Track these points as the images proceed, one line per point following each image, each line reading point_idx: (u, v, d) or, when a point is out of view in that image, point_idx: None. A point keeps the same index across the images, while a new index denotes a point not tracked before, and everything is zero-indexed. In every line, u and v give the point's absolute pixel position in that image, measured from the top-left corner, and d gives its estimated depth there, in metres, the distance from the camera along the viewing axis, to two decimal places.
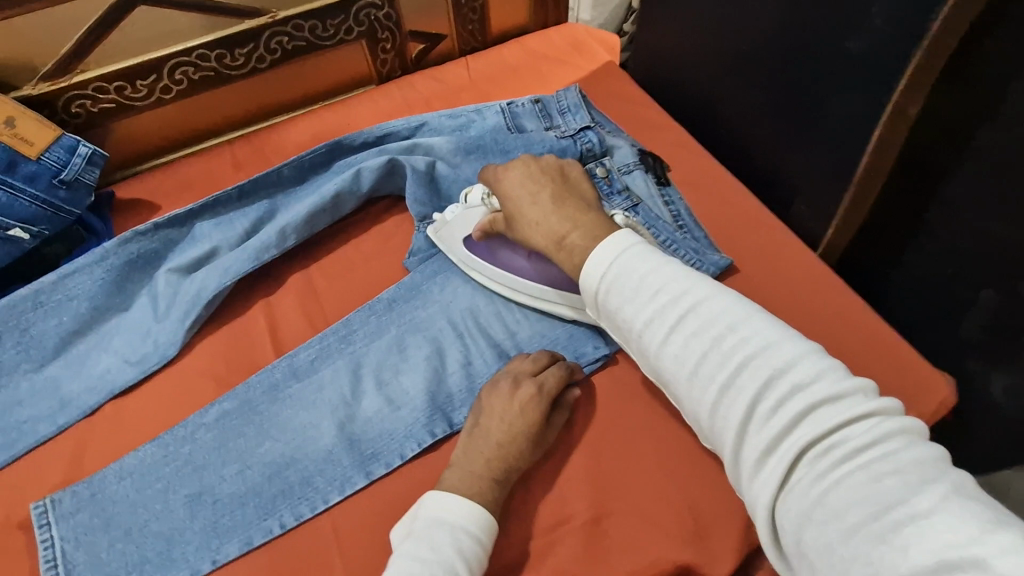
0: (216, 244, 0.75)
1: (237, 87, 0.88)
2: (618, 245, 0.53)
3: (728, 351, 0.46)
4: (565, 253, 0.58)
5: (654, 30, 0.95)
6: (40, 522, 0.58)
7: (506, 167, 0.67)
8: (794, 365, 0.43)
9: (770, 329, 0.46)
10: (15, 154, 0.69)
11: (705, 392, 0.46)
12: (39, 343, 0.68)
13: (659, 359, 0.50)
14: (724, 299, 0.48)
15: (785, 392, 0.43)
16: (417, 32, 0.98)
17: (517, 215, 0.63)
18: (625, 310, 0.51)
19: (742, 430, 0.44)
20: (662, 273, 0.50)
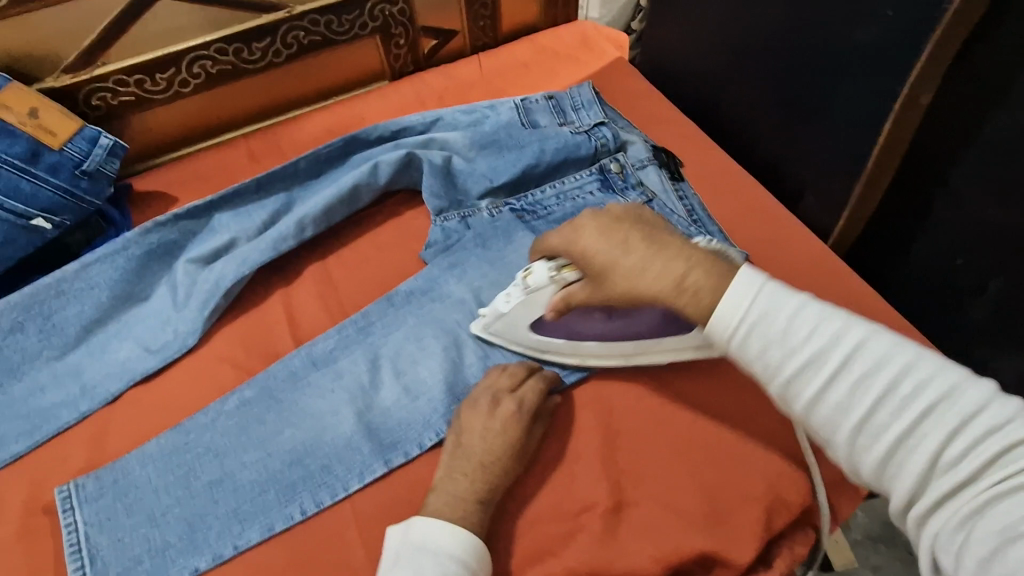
0: (233, 235, 0.75)
1: (253, 82, 0.89)
2: (748, 283, 0.47)
3: (903, 397, 0.41)
4: (689, 298, 0.49)
5: (663, 27, 0.96)
6: (63, 507, 0.59)
7: (579, 218, 0.57)
8: (982, 408, 0.39)
9: (943, 369, 0.42)
10: (39, 144, 0.70)
11: (875, 441, 0.42)
12: (60, 332, 0.69)
13: (813, 409, 0.45)
14: (889, 337, 0.44)
15: (973, 436, 0.39)
16: (430, 28, 0.99)
17: (613, 263, 0.53)
18: (770, 357, 0.45)
19: (922, 477, 0.40)
20: (811, 312, 0.45)
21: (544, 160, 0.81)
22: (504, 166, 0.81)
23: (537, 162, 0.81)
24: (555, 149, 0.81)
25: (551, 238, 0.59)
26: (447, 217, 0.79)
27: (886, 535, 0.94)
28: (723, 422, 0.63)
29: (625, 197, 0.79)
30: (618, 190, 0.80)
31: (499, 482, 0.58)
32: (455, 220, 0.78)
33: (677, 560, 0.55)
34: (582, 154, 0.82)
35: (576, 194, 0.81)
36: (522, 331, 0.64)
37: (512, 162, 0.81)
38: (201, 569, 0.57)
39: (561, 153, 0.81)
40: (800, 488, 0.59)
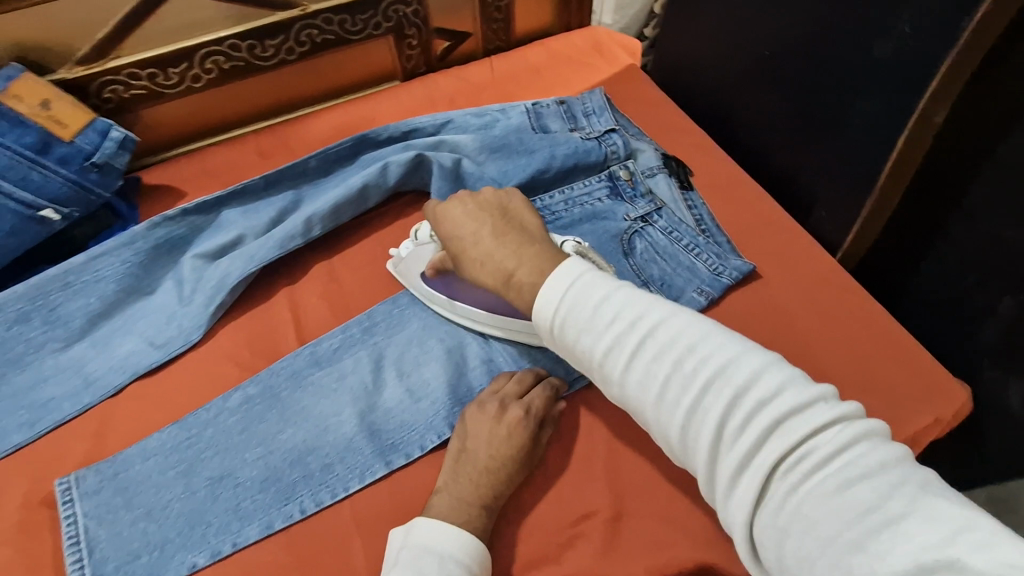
0: (241, 231, 0.75)
1: (265, 79, 0.89)
2: (566, 271, 0.52)
3: (690, 374, 0.45)
4: (513, 291, 0.56)
5: (676, 36, 0.96)
6: (64, 499, 0.59)
7: (450, 202, 0.63)
8: (758, 380, 0.43)
9: (726, 344, 0.46)
10: (50, 135, 0.70)
11: (672, 417, 0.46)
12: (64, 323, 0.69)
13: (622, 387, 0.49)
14: (683, 317, 0.48)
15: (750, 408, 0.42)
16: (443, 29, 0.99)
17: (463, 254, 0.60)
18: (581, 340, 0.50)
19: (714, 452, 0.43)
20: (614, 298, 0.49)
21: (554, 166, 0.81)
22: (514, 170, 0.81)
23: (546, 168, 0.81)
24: (565, 155, 0.81)
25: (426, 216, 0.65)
26: None
27: None
28: None
29: (633, 206, 0.79)
30: (626, 198, 0.80)
31: (505, 487, 0.58)
32: None
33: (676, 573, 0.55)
34: (592, 161, 0.82)
35: (585, 200, 0.80)
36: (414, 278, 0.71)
37: (522, 167, 0.81)
38: (199, 565, 0.57)
39: (571, 159, 0.81)
40: None
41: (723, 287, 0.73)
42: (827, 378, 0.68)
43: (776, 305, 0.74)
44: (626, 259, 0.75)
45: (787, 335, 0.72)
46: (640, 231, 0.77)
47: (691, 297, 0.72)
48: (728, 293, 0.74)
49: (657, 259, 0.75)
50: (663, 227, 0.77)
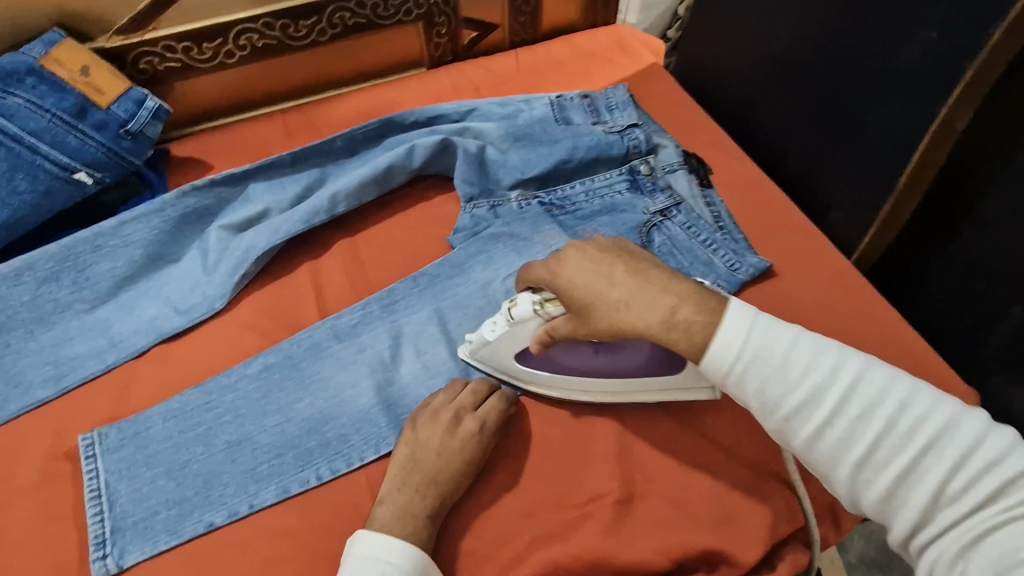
0: (267, 206, 0.77)
1: (295, 59, 0.90)
2: (742, 318, 0.50)
3: (906, 433, 0.45)
4: (680, 335, 0.51)
5: (701, 36, 0.97)
6: (86, 453, 0.60)
7: (563, 254, 0.56)
8: (981, 441, 0.44)
9: (935, 402, 0.46)
10: (87, 101, 0.71)
11: (878, 475, 0.46)
12: (92, 285, 0.70)
13: (814, 444, 0.48)
14: (881, 372, 0.48)
15: (976, 470, 0.43)
16: (472, 19, 1.00)
17: (601, 301, 0.53)
18: (770, 394, 0.49)
19: (926, 510, 0.44)
20: (806, 350, 0.49)
21: (576, 157, 0.81)
22: (537, 159, 0.82)
23: (569, 159, 0.81)
24: (587, 147, 0.82)
25: (530, 269, 0.58)
26: (476, 205, 0.80)
27: (882, 560, 0.88)
28: (735, 426, 0.63)
29: (652, 200, 0.80)
30: (646, 192, 0.81)
31: (448, 498, 0.58)
32: (485, 208, 0.80)
33: (681, 556, 0.56)
34: (614, 154, 0.82)
35: (605, 192, 0.82)
36: (507, 358, 0.63)
37: (545, 156, 0.82)
38: (215, 524, 0.58)
39: (593, 151, 0.82)
40: (799, 501, 0.59)
41: (739, 283, 0.74)
42: None
43: (788, 303, 0.75)
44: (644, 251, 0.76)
45: None
46: (659, 225, 0.78)
47: None
48: (742, 289, 0.75)
49: (674, 253, 0.76)
50: (682, 222, 0.78)
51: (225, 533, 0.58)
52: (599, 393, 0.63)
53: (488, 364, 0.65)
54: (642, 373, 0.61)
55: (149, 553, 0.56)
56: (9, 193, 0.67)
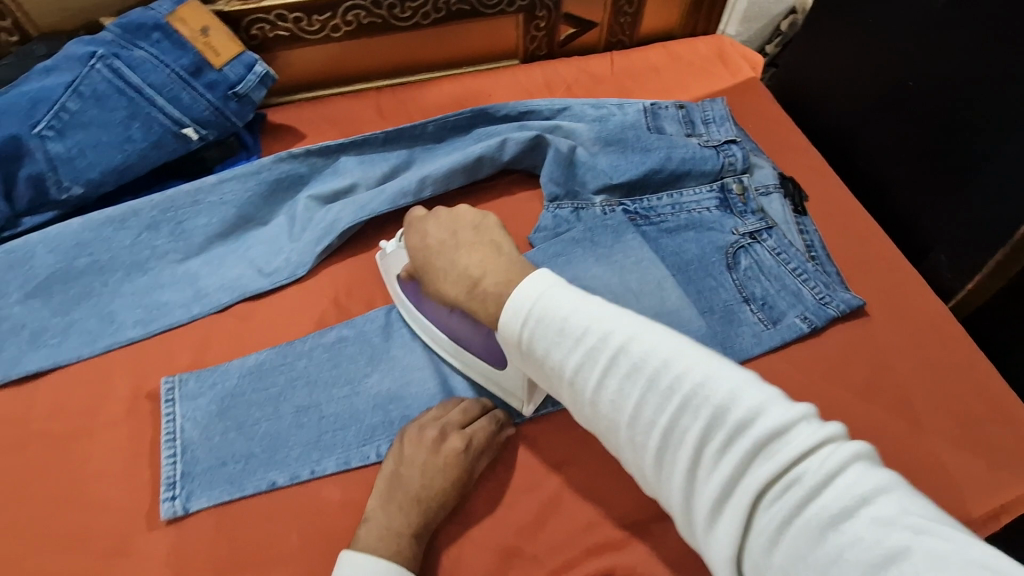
0: (355, 181, 0.78)
1: (395, 39, 0.91)
2: (535, 283, 0.48)
3: (666, 394, 0.41)
4: (477, 302, 0.53)
5: (807, 56, 0.93)
6: (167, 397, 0.63)
7: (424, 217, 0.61)
8: (737, 398, 0.39)
9: (702, 360, 0.41)
10: (203, 61, 0.74)
11: (647, 439, 0.41)
12: (186, 237, 0.72)
13: (593, 407, 0.45)
14: (653, 332, 0.44)
15: (727, 431, 0.38)
16: (573, 16, 0.99)
17: (428, 265, 0.59)
18: (551, 357, 0.46)
19: (691, 476, 0.39)
20: (583, 307, 0.46)
21: (668, 167, 0.80)
22: (627, 166, 0.80)
23: (660, 168, 0.79)
24: (681, 158, 0.80)
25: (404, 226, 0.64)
26: (559, 205, 0.79)
27: None
28: None
29: (743, 221, 0.77)
30: (736, 212, 0.78)
31: (433, 516, 0.57)
32: (568, 209, 0.79)
33: None
34: (707, 169, 0.80)
35: (693, 207, 0.79)
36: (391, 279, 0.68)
37: (635, 164, 0.80)
38: (278, 484, 0.59)
39: (687, 163, 0.80)
40: None
41: (828, 318, 0.71)
42: (922, 429, 0.66)
43: (876, 345, 0.71)
44: (729, 273, 0.73)
45: (885, 379, 0.69)
46: (747, 247, 0.75)
47: (792, 322, 0.71)
48: (830, 325, 0.72)
49: (761, 278, 0.73)
50: (771, 247, 0.75)
51: (287, 494, 0.60)
52: (455, 357, 0.65)
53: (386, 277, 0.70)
54: (482, 354, 0.62)
55: (215, 502, 0.58)
56: (124, 141, 0.70)
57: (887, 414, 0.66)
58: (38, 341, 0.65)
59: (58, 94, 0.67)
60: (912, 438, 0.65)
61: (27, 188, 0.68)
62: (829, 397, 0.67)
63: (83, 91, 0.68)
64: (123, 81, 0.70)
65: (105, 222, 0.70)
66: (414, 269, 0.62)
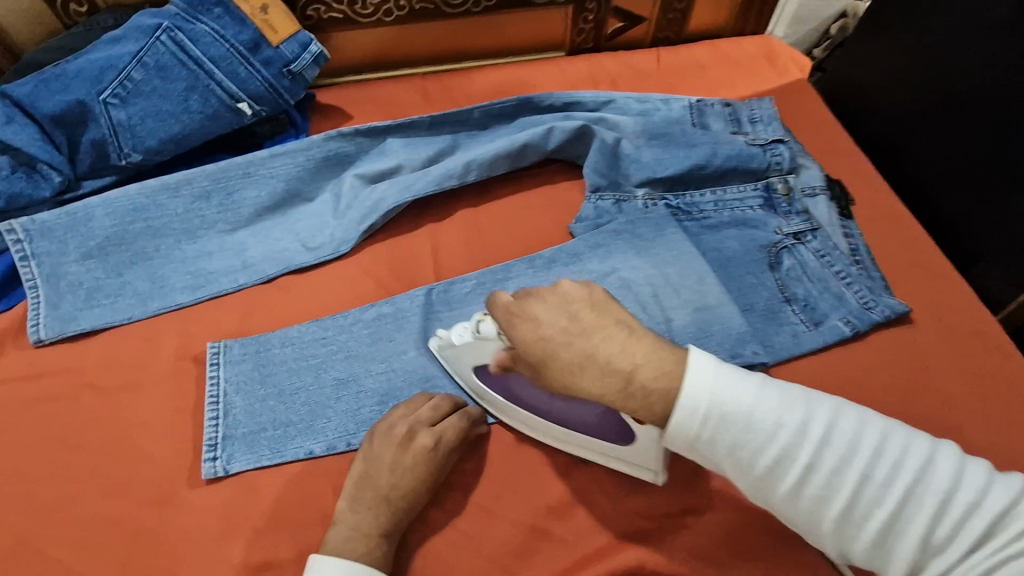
0: (400, 162, 0.79)
1: (445, 26, 0.92)
2: (709, 371, 0.45)
3: (885, 482, 0.43)
4: (637, 402, 0.46)
5: (858, 58, 0.91)
6: (212, 360, 0.65)
7: (523, 299, 0.50)
8: (957, 479, 0.42)
9: (906, 442, 0.44)
10: (261, 37, 0.75)
11: (864, 528, 0.43)
12: (236, 209, 0.74)
13: (781, 496, 0.45)
14: (849, 416, 0.45)
15: (959, 514, 0.41)
16: (621, 10, 0.99)
17: (550, 361, 0.48)
18: (745, 455, 0.44)
19: (917, 558, 0.42)
20: (762, 396, 0.45)
21: (713, 163, 0.79)
22: (671, 161, 0.79)
23: (705, 163, 0.79)
24: (727, 155, 0.79)
25: (490, 305, 0.52)
26: (601, 196, 0.79)
27: None
28: None
29: (787, 221, 0.76)
30: (780, 212, 0.77)
31: (402, 516, 0.56)
32: (609, 201, 0.79)
33: None
34: (752, 167, 0.79)
35: (736, 205, 0.78)
36: (467, 371, 0.63)
37: (680, 158, 0.79)
38: (315, 453, 0.61)
39: (732, 160, 0.79)
40: None
41: (871, 323, 0.70)
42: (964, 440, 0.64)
43: (920, 353, 0.70)
44: (771, 272, 0.73)
45: (928, 388, 0.67)
46: (791, 248, 0.74)
47: (835, 325, 0.70)
48: (873, 330, 0.70)
49: (803, 280, 0.73)
50: (816, 249, 0.74)
51: (324, 462, 0.61)
52: (574, 448, 0.61)
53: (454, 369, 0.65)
54: (602, 433, 0.59)
55: (253, 465, 0.60)
56: (182, 111, 0.72)
57: (930, 421, 0.65)
58: (92, 300, 0.67)
59: (124, 64, 0.69)
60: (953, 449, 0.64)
61: (89, 152, 0.71)
62: (871, 402, 0.66)
63: (147, 61, 0.70)
64: (185, 53, 0.72)
65: (160, 189, 0.71)
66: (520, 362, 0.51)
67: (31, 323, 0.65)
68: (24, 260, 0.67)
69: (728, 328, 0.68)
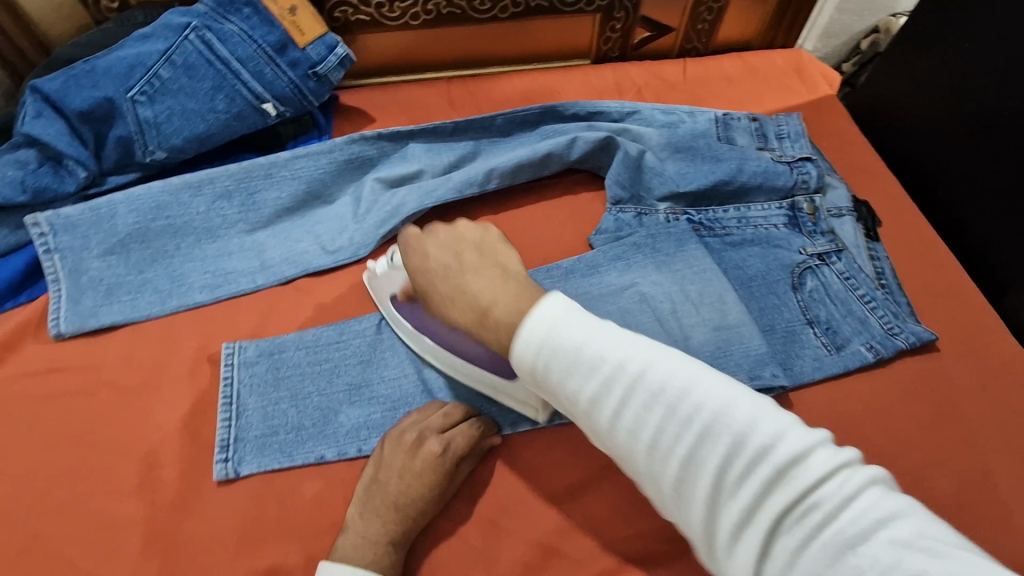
0: (421, 167, 0.79)
1: (471, 30, 0.92)
2: (551, 307, 0.44)
3: (687, 422, 0.40)
4: (488, 332, 0.49)
5: (892, 73, 0.89)
6: (227, 361, 0.65)
7: (424, 233, 0.56)
8: (759, 425, 0.38)
9: (723, 387, 0.41)
10: (288, 39, 0.75)
11: (664, 467, 0.40)
12: (257, 210, 0.74)
13: (609, 436, 0.43)
14: (669, 357, 0.42)
15: (750, 459, 0.38)
16: (649, 20, 0.98)
17: (432, 290, 0.53)
18: (566, 386, 0.43)
19: (709, 504, 0.39)
20: (593, 331, 0.43)
21: (738, 179, 0.78)
22: (694, 175, 0.78)
23: (731, 179, 0.78)
24: (753, 172, 0.78)
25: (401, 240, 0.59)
26: (622, 209, 0.79)
27: None
28: None
29: (812, 241, 0.75)
30: (805, 231, 0.76)
31: (411, 524, 0.56)
32: (631, 214, 0.78)
33: None
34: (779, 185, 0.78)
35: (760, 223, 0.77)
36: (385, 300, 0.67)
37: (704, 173, 0.78)
38: (326, 458, 0.61)
39: (759, 177, 0.78)
40: None
41: (895, 349, 0.68)
42: (989, 474, 0.63)
43: (945, 382, 0.68)
44: (794, 293, 0.71)
45: (953, 419, 0.66)
46: (815, 268, 0.73)
47: (857, 350, 0.68)
48: (897, 356, 0.69)
49: (826, 302, 0.71)
50: (840, 270, 0.72)
51: (335, 468, 0.61)
52: (479, 388, 0.64)
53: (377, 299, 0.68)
54: (491, 367, 0.61)
55: (264, 468, 0.60)
56: (207, 111, 0.72)
57: (952, 454, 0.64)
58: (112, 295, 0.68)
59: (152, 62, 0.70)
60: (977, 483, 0.62)
61: (115, 148, 0.71)
62: (893, 433, 0.65)
63: (175, 60, 0.71)
64: (213, 53, 0.72)
65: (183, 187, 0.72)
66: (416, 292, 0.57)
67: (52, 317, 0.66)
68: (47, 254, 0.67)
69: (748, 349, 0.66)
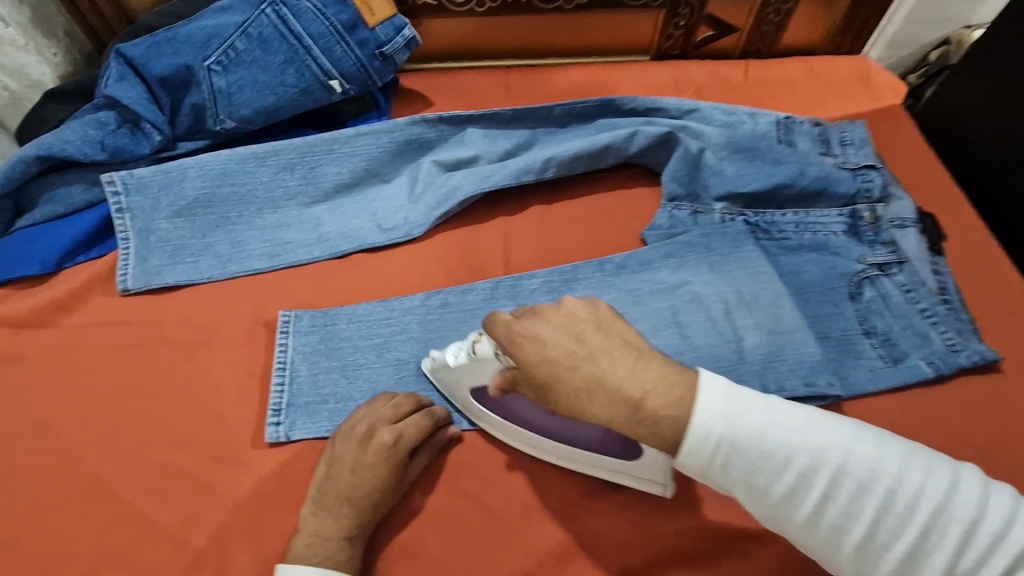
0: (478, 153, 0.79)
1: (534, 21, 0.92)
2: (715, 394, 0.43)
3: (905, 514, 0.41)
4: (647, 428, 0.44)
5: (965, 86, 0.86)
6: (283, 328, 0.66)
7: (529, 318, 0.48)
8: (974, 507, 0.41)
9: (928, 471, 0.42)
10: (359, 19, 0.76)
11: (883, 560, 0.42)
12: (317, 183, 0.76)
13: (807, 529, 0.44)
14: (866, 443, 0.43)
15: (975, 545, 0.41)
16: (714, 19, 0.97)
17: (556, 384, 0.46)
18: (755, 480, 0.43)
19: None
20: (781, 422, 0.43)
21: (800, 182, 0.76)
22: (754, 176, 0.77)
23: (793, 182, 0.76)
24: (815, 176, 0.76)
25: (495, 324, 0.50)
26: (678, 206, 0.78)
27: None
28: None
29: (871, 251, 0.73)
30: (865, 241, 0.74)
31: (366, 518, 0.55)
32: (686, 211, 0.78)
33: None
34: (841, 191, 0.76)
35: (819, 228, 0.75)
36: (461, 390, 0.61)
37: (764, 174, 0.77)
38: None
39: (821, 182, 0.76)
40: None
41: (957, 367, 0.66)
42: None
43: (1006, 404, 0.66)
44: (851, 303, 0.70)
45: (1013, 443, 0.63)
46: (873, 279, 0.71)
47: (916, 364, 0.66)
48: (957, 375, 0.67)
49: (884, 313, 0.69)
50: (901, 282, 0.70)
51: None
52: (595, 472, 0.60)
53: (445, 388, 0.63)
54: (603, 445, 0.59)
55: (314, 434, 0.61)
56: (277, 84, 0.74)
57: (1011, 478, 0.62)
58: (178, 256, 0.70)
59: (229, 33, 0.72)
60: None
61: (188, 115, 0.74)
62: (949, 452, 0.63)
63: (251, 32, 0.72)
64: (287, 28, 0.73)
65: (250, 157, 0.74)
66: (522, 380, 0.49)
67: (120, 272, 0.68)
68: (120, 213, 0.70)
69: (801, 356, 0.65)
